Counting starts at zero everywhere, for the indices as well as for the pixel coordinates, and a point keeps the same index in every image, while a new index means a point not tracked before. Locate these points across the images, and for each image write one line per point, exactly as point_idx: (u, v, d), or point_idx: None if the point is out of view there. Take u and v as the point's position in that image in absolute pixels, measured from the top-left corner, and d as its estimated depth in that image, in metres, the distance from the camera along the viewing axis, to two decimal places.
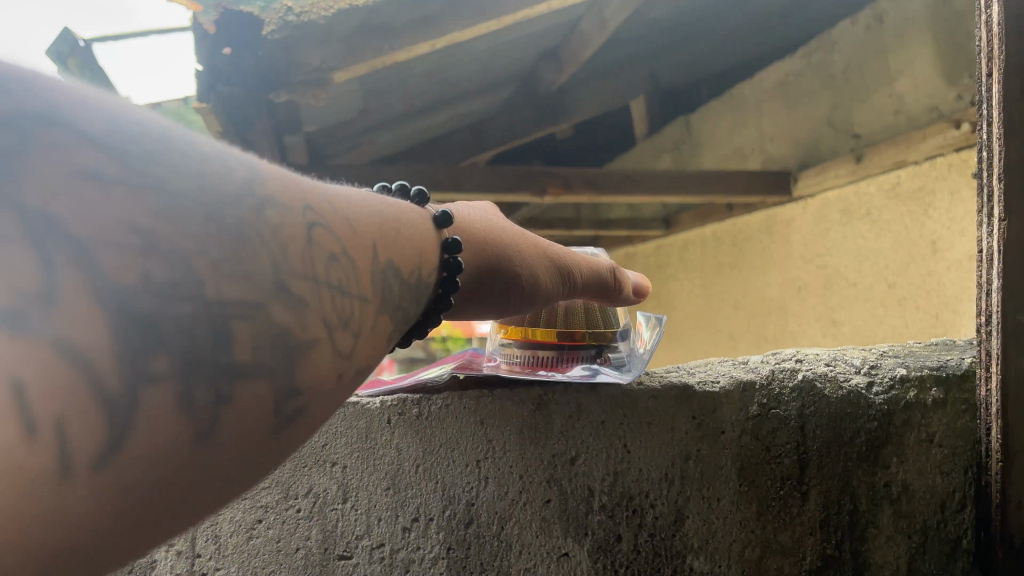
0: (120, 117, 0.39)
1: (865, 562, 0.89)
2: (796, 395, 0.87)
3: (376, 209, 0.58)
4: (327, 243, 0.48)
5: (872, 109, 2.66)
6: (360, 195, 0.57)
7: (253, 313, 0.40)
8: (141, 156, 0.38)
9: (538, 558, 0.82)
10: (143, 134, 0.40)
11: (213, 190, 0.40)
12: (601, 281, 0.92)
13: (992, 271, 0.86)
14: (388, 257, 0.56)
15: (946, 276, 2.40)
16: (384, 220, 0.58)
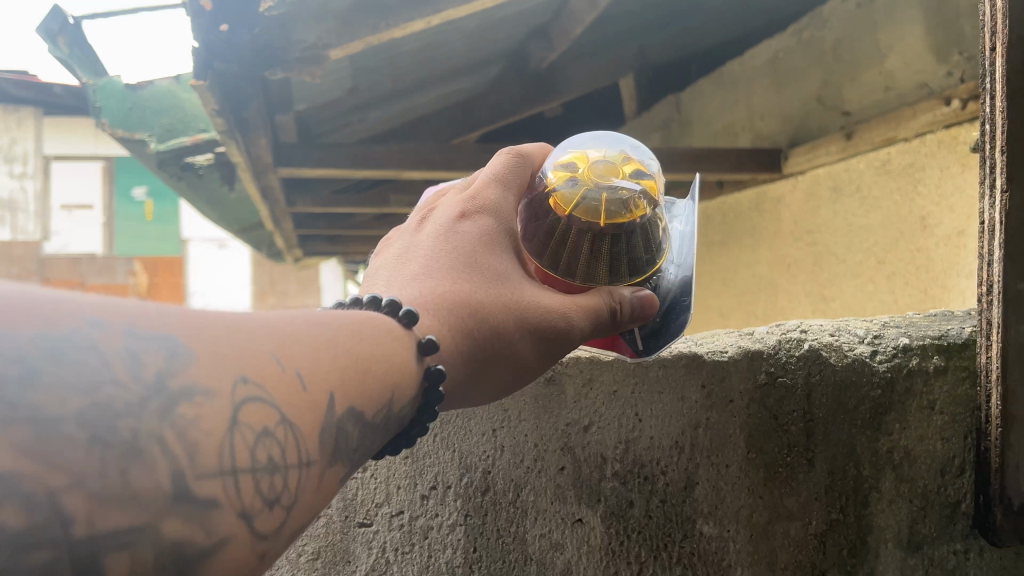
0: (44, 331, 0.40)
1: (868, 525, 0.91)
2: (803, 363, 0.90)
3: (357, 339, 0.61)
4: (256, 421, 0.48)
5: (863, 87, 2.68)
6: (335, 329, 0.60)
7: (135, 535, 0.40)
8: (22, 385, 0.37)
9: (553, 525, 0.86)
10: (46, 349, 0.39)
11: (111, 406, 0.41)
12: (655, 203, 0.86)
13: (993, 242, 0.88)
14: (349, 401, 0.57)
15: (934, 252, 2.43)
16: (354, 348, 0.60)
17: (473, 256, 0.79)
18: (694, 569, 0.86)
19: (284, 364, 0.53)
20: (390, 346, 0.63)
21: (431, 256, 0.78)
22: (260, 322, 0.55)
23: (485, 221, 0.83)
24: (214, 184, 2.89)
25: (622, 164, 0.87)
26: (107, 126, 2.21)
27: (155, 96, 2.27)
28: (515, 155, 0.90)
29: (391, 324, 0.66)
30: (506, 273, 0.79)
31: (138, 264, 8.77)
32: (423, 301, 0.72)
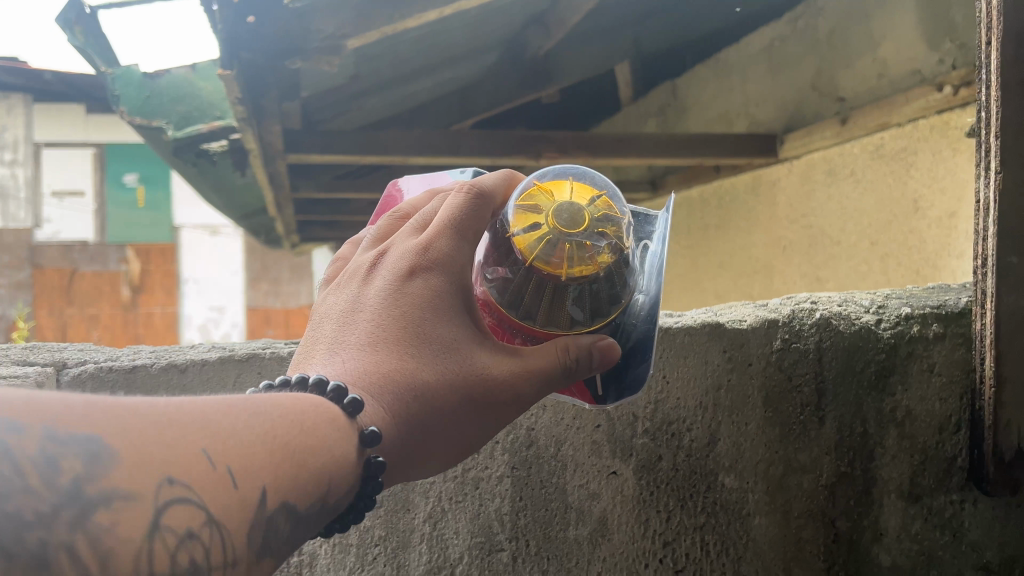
0: None
1: (873, 478, 1.00)
2: (815, 330, 0.98)
3: (294, 426, 0.59)
4: (182, 525, 0.48)
5: (858, 74, 2.76)
6: (272, 417, 0.58)
7: None
8: None
9: (591, 476, 0.95)
10: None
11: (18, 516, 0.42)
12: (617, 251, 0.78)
13: (988, 219, 0.96)
14: (282, 497, 0.55)
15: (926, 233, 2.52)
16: (290, 440, 0.57)
17: (417, 328, 0.71)
18: (716, 516, 0.97)
19: (214, 461, 0.51)
20: (332, 435, 0.61)
21: (372, 331, 0.70)
22: (198, 410, 0.53)
23: (436, 280, 0.73)
24: (225, 171, 2.96)
25: (587, 208, 0.78)
26: (125, 114, 2.25)
27: (172, 85, 2.30)
28: (474, 191, 0.76)
29: (330, 411, 0.62)
30: (454, 344, 0.72)
31: (131, 252, 8.69)
32: (361, 391, 0.66)
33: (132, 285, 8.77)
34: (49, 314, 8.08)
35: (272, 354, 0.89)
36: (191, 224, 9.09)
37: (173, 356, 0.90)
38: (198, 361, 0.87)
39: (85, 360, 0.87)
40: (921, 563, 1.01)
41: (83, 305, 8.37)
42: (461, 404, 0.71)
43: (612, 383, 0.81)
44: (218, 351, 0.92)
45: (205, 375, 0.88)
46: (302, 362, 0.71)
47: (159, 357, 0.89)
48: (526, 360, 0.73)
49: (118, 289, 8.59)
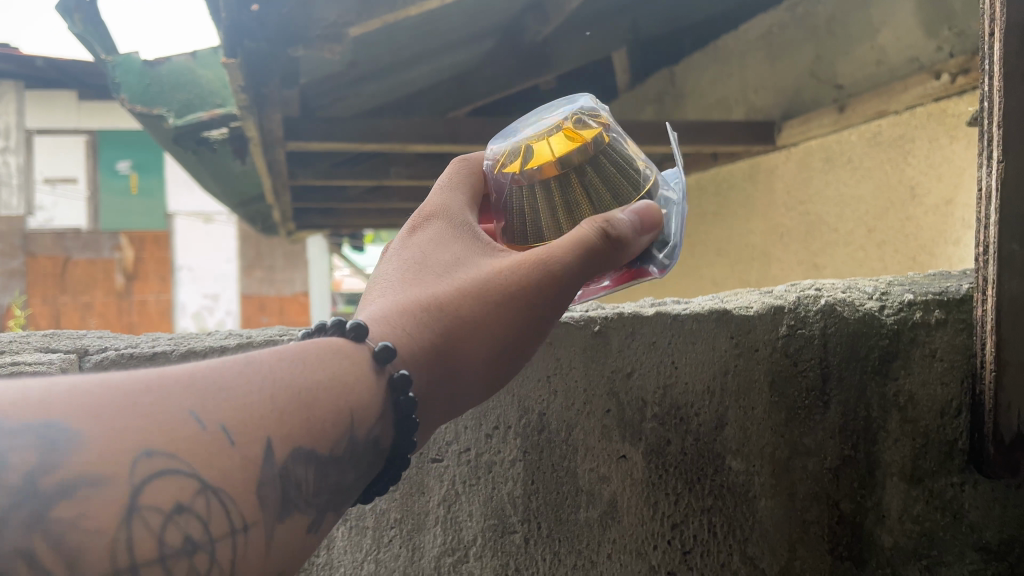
0: None
1: (876, 460, 1.02)
2: (820, 316, 0.99)
3: (295, 368, 0.61)
4: (160, 500, 0.49)
5: (856, 61, 2.77)
6: (269, 365, 0.60)
7: None
8: None
9: (601, 460, 0.98)
10: None
11: None
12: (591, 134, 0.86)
13: (990, 206, 0.98)
14: (294, 442, 0.58)
15: (923, 220, 2.55)
16: (293, 383, 0.60)
17: (425, 266, 0.79)
18: (724, 499, 0.99)
19: (204, 421, 0.53)
20: (341, 366, 0.64)
21: (389, 280, 0.79)
22: (181, 378, 0.55)
23: (435, 228, 0.84)
24: (225, 158, 2.96)
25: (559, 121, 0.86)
26: (127, 101, 2.26)
27: (173, 73, 2.29)
28: (462, 162, 0.93)
29: (341, 347, 0.66)
30: (463, 264, 0.79)
31: (125, 239, 8.63)
32: (377, 318, 0.72)
33: (126, 272, 8.69)
34: (39, 303, 8.10)
35: (290, 341, 0.93)
36: (186, 210, 9.05)
37: (192, 343, 0.93)
38: (218, 348, 0.91)
39: (106, 348, 0.91)
40: (923, 544, 1.03)
41: (73, 293, 8.29)
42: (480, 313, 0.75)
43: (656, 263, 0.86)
44: (235, 337, 0.96)
45: (224, 361, 0.92)
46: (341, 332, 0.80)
47: (178, 344, 0.93)
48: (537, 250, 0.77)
49: (111, 275, 8.46)
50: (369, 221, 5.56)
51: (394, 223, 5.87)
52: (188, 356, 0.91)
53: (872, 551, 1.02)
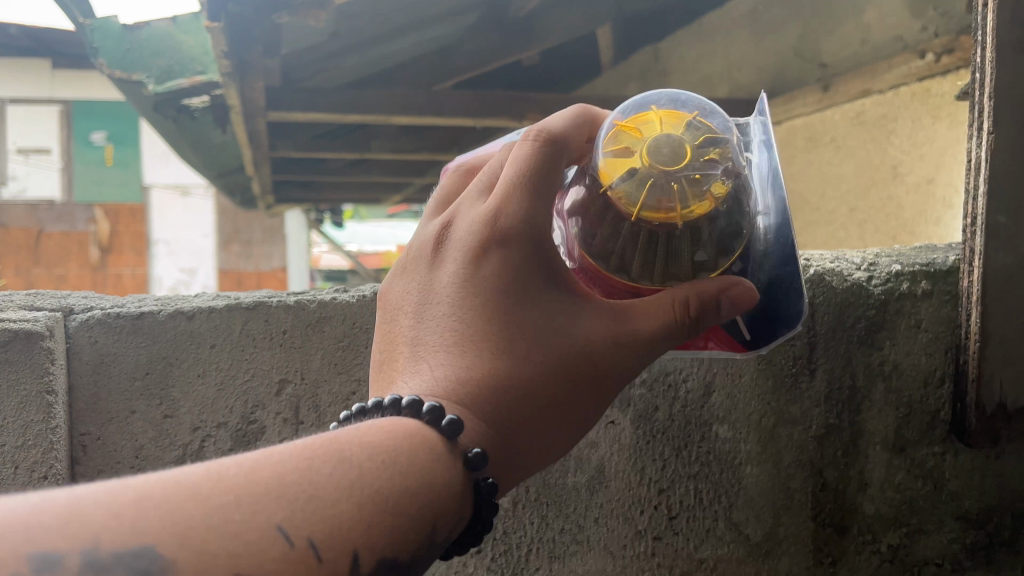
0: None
1: (860, 430, 1.03)
2: (809, 286, 1.00)
3: (384, 469, 0.58)
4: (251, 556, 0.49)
5: (840, 40, 2.76)
6: (359, 464, 0.57)
7: None
8: None
9: (589, 424, 1.00)
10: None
11: None
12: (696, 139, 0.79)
13: (978, 177, 0.99)
14: (377, 553, 0.55)
15: (903, 199, 2.57)
16: (382, 488, 0.56)
17: (511, 312, 0.71)
18: (709, 466, 1.01)
19: (291, 539, 0.50)
20: (429, 459, 0.61)
21: (458, 322, 0.71)
22: (274, 484, 0.53)
23: (513, 258, 0.73)
24: (205, 127, 2.92)
25: (687, 137, 0.77)
26: (105, 66, 2.20)
27: (152, 38, 2.23)
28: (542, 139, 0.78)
29: (418, 431, 0.63)
30: (555, 319, 0.72)
31: (99, 211, 8.46)
32: (472, 397, 0.68)
33: (101, 246, 8.55)
34: (17, 275, 8.01)
35: (278, 303, 0.93)
36: (161, 183, 8.95)
37: (179, 303, 0.93)
38: (205, 309, 0.91)
39: (91, 306, 0.91)
40: (903, 511, 1.05)
41: (51, 264, 8.23)
42: (573, 377, 0.71)
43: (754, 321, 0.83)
44: (221, 298, 0.96)
45: (212, 322, 0.92)
46: (394, 372, 0.72)
47: (164, 305, 0.93)
48: (619, 314, 0.74)
49: (87, 248, 8.39)
50: (349, 195, 5.51)
51: (373, 198, 5.81)
52: (174, 317, 0.91)
53: (855, 518, 1.04)
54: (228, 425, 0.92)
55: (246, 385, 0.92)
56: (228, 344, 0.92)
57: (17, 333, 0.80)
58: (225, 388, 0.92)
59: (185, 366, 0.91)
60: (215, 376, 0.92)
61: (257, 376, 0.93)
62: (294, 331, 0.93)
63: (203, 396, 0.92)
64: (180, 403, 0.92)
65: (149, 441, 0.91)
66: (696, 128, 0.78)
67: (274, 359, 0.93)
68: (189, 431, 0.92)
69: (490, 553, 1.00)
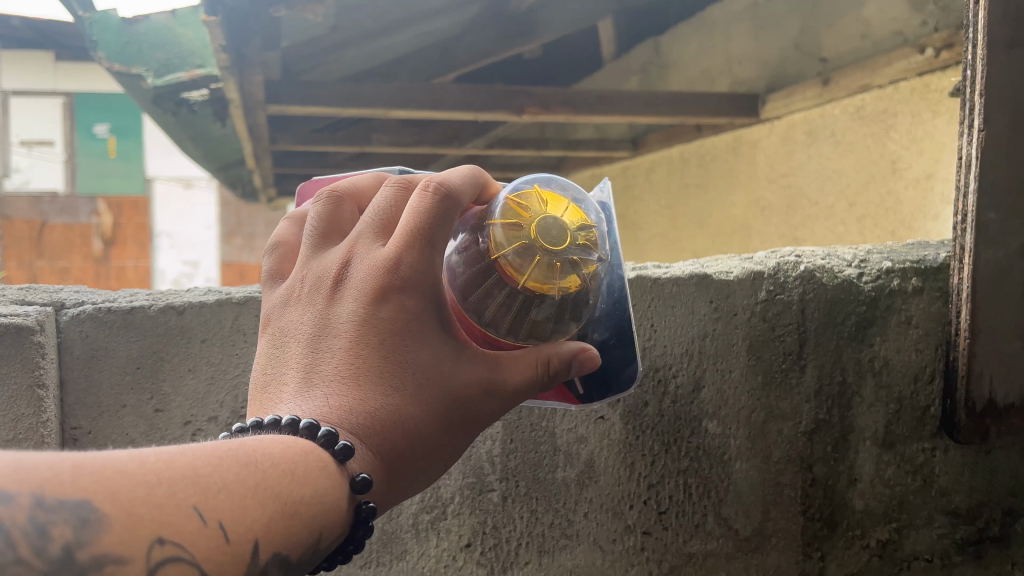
0: None
1: (849, 426, 1.04)
2: (799, 282, 1.00)
3: (283, 478, 0.57)
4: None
5: (841, 34, 2.75)
6: (262, 468, 0.57)
7: None
8: None
9: (579, 420, 1.01)
10: None
11: None
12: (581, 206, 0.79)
13: (969, 175, 0.99)
14: (274, 547, 0.55)
15: (902, 194, 2.56)
16: (281, 492, 0.57)
17: (400, 359, 0.68)
18: (699, 461, 1.01)
19: (205, 517, 0.51)
20: (323, 486, 0.60)
21: (349, 362, 0.67)
22: (190, 468, 0.52)
23: (410, 304, 0.69)
24: (204, 119, 2.92)
25: (569, 221, 0.76)
26: (103, 60, 2.18)
27: (152, 32, 2.19)
28: (442, 194, 0.70)
29: (314, 453, 0.61)
30: (439, 366, 0.70)
31: (102, 204, 8.45)
32: (359, 438, 0.65)
33: (104, 238, 8.54)
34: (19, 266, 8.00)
35: None
36: (164, 176, 8.99)
37: (171, 298, 0.94)
38: (195, 304, 0.91)
39: (83, 301, 0.91)
40: (893, 507, 1.06)
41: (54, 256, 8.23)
42: (449, 423, 0.70)
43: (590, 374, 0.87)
44: (214, 293, 0.96)
45: (203, 316, 0.92)
46: (279, 398, 0.68)
47: (157, 300, 0.93)
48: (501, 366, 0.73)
49: (90, 240, 8.38)
50: None
51: None
52: (165, 312, 0.91)
53: (844, 513, 1.05)
54: (220, 419, 0.93)
55: (237, 379, 0.92)
56: (219, 338, 0.92)
57: (6, 327, 0.81)
58: (216, 382, 0.93)
59: (177, 361, 0.92)
60: (206, 370, 0.92)
61: (249, 370, 0.92)
62: None
63: (194, 390, 0.92)
64: (171, 398, 0.92)
65: (141, 435, 0.92)
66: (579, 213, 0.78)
67: None
68: (181, 424, 0.92)
69: (481, 547, 1.02)
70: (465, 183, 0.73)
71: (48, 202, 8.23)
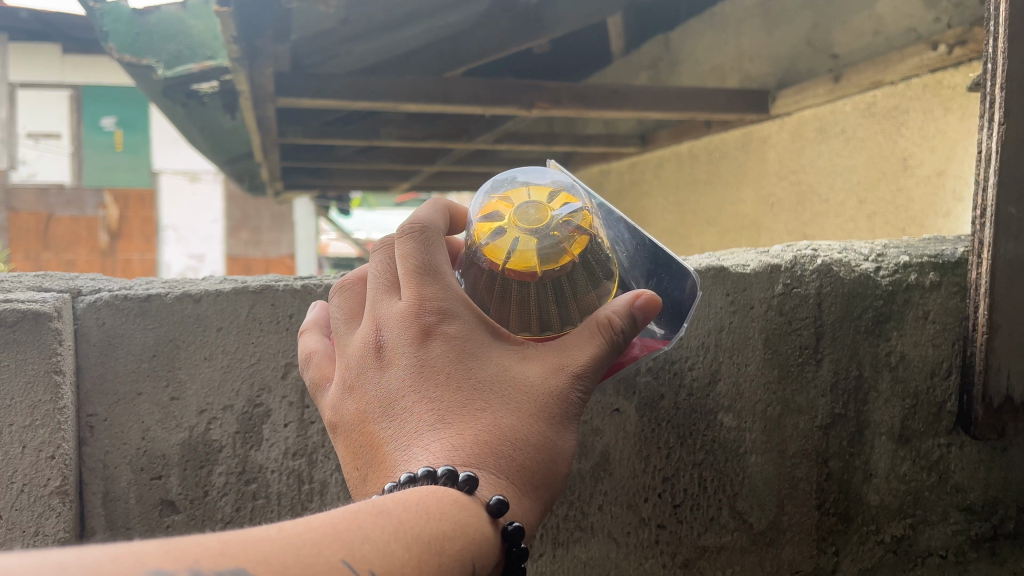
0: None
1: (865, 420, 1.03)
2: (816, 275, 0.99)
3: (417, 519, 0.55)
4: None
5: (853, 30, 2.73)
6: (396, 513, 0.55)
7: None
8: None
9: (595, 413, 0.97)
10: None
11: None
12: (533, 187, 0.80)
13: (989, 168, 0.98)
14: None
15: (914, 192, 2.55)
16: (423, 532, 0.55)
17: (468, 380, 0.68)
18: (714, 454, 1.01)
19: (357, 570, 0.49)
20: (460, 515, 0.58)
21: (428, 405, 0.67)
22: (328, 528, 0.51)
23: (453, 329, 0.69)
24: (214, 111, 2.91)
25: (537, 199, 0.78)
26: (114, 51, 2.20)
27: (162, 23, 2.16)
28: (420, 229, 0.73)
29: (440, 491, 0.59)
30: (506, 373, 0.69)
31: (109, 196, 8.48)
32: (472, 464, 0.63)
33: (110, 231, 8.55)
34: (25, 258, 8.00)
35: (285, 287, 0.93)
36: (170, 170, 8.96)
37: (185, 286, 0.94)
38: (212, 292, 0.91)
39: (99, 288, 0.91)
40: (907, 502, 1.06)
41: (60, 249, 8.25)
42: (553, 419, 0.69)
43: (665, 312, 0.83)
44: (228, 280, 0.96)
45: (219, 305, 0.92)
46: (384, 472, 0.66)
47: (172, 288, 0.93)
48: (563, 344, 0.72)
49: (96, 233, 8.39)
50: (356, 182, 5.49)
51: (381, 185, 5.79)
52: (181, 300, 0.91)
53: (859, 508, 1.05)
54: (235, 408, 0.93)
55: (253, 367, 0.93)
56: (235, 326, 0.92)
57: (24, 313, 0.81)
58: (231, 370, 0.93)
59: (193, 349, 0.92)
60: (221, 358, 0.92)
61: (264, 359, 0.93)
62: (300, 316, 0.93)
63: (210, 378, 0.92)
64: (187, 385, 0.92)
65: (156, 423, 0.92)
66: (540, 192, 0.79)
67: (282, 343, 0.93)
68: (196, 413, 0.93)
69: None
70: (432, 215, 0.76)
71: (55, 194, 8.20)
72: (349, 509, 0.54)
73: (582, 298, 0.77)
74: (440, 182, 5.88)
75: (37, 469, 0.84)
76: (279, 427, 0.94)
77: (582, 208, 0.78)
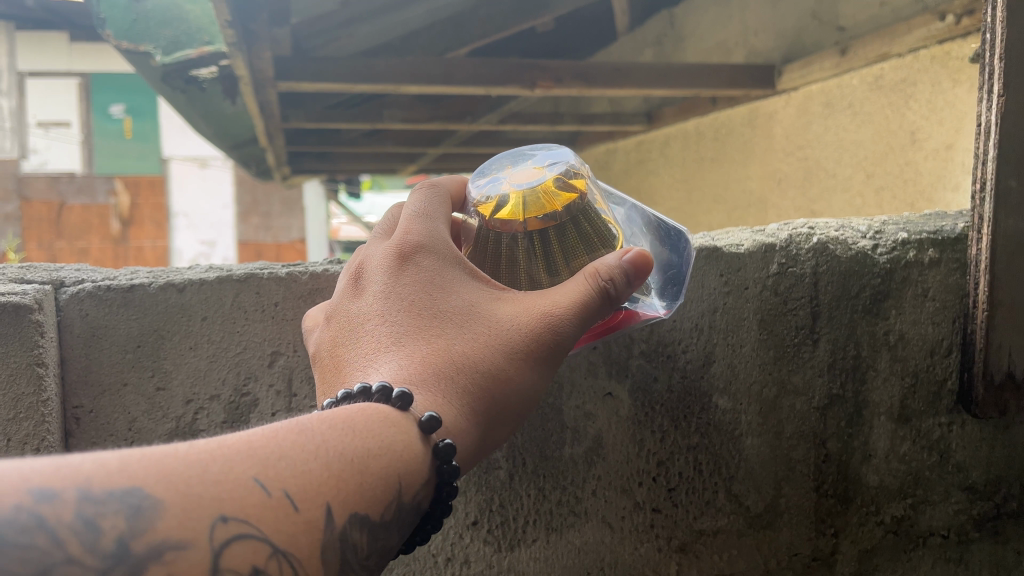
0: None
1: (863, 401, 1.02)
2: (812, 254, 0.97)
3: (342, 433, 0.57)
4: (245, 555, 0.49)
5: (859, 2, 2.67)
6: (320, 431, 0.57)
7: None
8: None
9: (587, 397, 0.98)
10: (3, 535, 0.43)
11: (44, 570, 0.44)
12: (536, 159, 0.82)
13: (988, 142, 0.95)
14: (350, 509, 0.55)
15: (922, 165, 2.51)
16: (346, 450, 0.57)
17: (433, 302, 0.70)
18: (709, 437, 1.00)
19: (268, 488, 0.52)
20: (389, 434, 0.59)
21: (390, 322, 0.69)
22: (241, 444, 0.53)
23: (429, 260, 0.73)
24: (214, 97, 2.90)
25: (532, 167, 0.81)
26: (111, 37, 2.17)
27: (159, 10, 2.13)
28: (428, 186, 0.80)
29: (374, 409, 0.60)
30: (474, 304, 0.71)
31: (118, 183, 8.48)
32: (414, 381, 0.65)
33: (121, 219, 8.56)
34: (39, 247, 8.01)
35: (270, 275, 0.93)
36: (180, 156, 8.97)
37: (169, 276, 0.93)
38: (197, 281, 0.91)
39: (82, 279, 0.90)
40: (908, 483, 1.04)
41: (73, 237, 8.26)
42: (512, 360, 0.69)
43: (666, 286, 0.88)
44: (214, 269, 0.96)
45: (204, 294, 0.91)
46: (339, 383, 0.69)
47: (156, 277, 0.93)
48: (545, 294, 0.72)
49: (107, 221, 8.41)
50: (364, 165, 5.46)
51: (388, 168, 5.75)
52: (165, 290, 0.91)
53: (859, 489, 1.03)
54: (222, 398, 0.93)
55: (239, 356, 0.93)
56: (220, 316, 0.92)
57: (4, 306, 0.80)
58: (218, 360, 0.93)
59: (178, 339, 0.91)
60: (207, 348, 0.92)
61: (250, 348, 0.93)
62: (287, 303, 0.93)
63: (196, 369, 0.92)
64: (172, 376, 0.92)
65: (142, 414, 0.92)
66: (541, 163, 0.81)
67: (267, 331, 0.93)
68: (183, 403, 0.92)
69: (488, 525, 0.98)
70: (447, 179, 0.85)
71: None
72: (271, 427, 0.56)
73: (572, 260, 0.77)
74: (448, 164, 5.84)
75: (22, 460, 0.84)
76: (266, 416, 0.94)
77: (575, 170, 0.79)
